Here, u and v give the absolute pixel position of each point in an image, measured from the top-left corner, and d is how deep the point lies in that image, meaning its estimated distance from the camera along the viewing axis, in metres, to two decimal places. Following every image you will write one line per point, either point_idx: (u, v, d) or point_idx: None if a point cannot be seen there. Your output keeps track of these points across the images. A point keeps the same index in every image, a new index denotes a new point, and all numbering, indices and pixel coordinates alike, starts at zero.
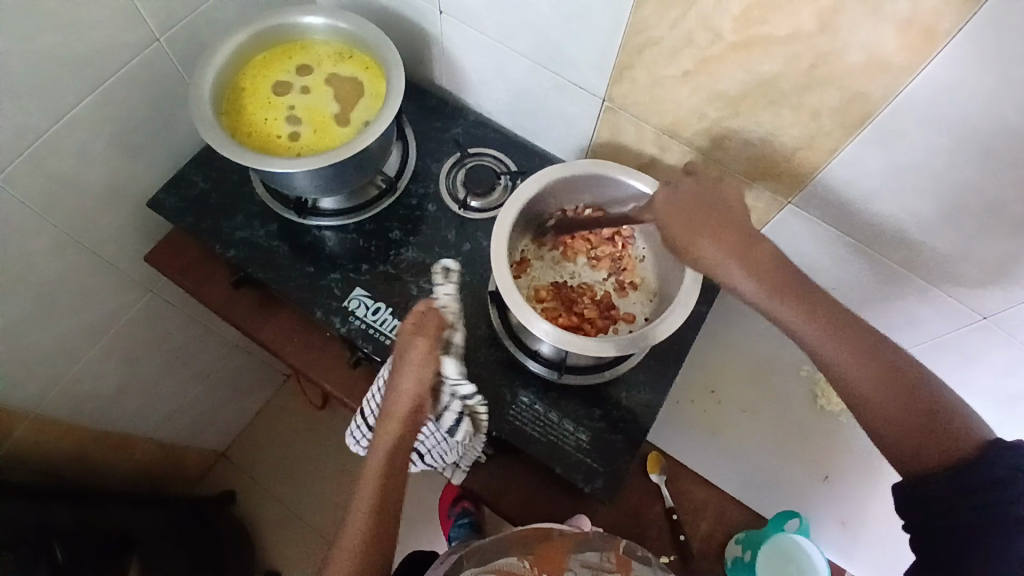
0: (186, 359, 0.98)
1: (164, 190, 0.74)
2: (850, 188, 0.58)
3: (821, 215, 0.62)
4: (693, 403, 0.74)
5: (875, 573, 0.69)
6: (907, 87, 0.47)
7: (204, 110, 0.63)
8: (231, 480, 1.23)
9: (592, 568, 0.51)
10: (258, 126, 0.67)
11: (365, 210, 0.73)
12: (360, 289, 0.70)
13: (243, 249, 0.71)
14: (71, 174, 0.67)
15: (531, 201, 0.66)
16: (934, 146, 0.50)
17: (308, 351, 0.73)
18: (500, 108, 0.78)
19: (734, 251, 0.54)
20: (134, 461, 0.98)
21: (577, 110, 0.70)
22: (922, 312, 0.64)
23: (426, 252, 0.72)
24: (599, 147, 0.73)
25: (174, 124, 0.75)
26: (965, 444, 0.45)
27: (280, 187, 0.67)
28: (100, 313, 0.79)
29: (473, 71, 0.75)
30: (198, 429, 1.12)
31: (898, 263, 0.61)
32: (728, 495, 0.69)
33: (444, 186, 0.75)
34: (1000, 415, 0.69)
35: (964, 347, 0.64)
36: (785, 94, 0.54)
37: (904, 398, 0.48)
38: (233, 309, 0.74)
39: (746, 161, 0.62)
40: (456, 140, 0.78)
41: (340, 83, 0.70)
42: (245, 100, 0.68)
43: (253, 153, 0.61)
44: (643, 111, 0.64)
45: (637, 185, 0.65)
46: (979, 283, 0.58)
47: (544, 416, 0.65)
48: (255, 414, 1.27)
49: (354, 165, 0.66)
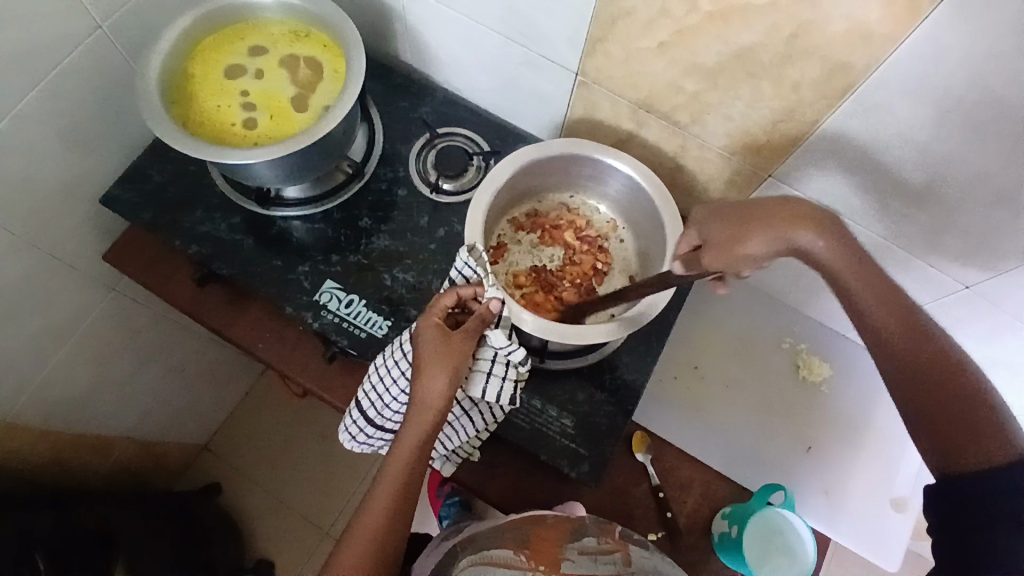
0: (158, 356, 0.94)
1: (118, 185, 0.70)
2: (832, 161, 0.56)
3: (802, 188, 0.61)
4: (676, 381, 0.74)
5: (858, 538, 0.70)
6: (891, 57, 0.46)
7: (152, 100, 0.59)
8: (215, 473, 1.21)
9: (588, 555, 0.51)
10: (212, 115, 0.63)
11: (333, 197, 0.70)
12: (332, 281, 0.67)
13: (206, 245, 0.68)
14: (14, 174, 0.62)
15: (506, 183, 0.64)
16: (917, 118, 0.49)
17: (281, 347, 0.71)
18: (469, 85, 0.75)
19: (781, 209, 0.51)
20: (113, 462, 0.96)
21: (549, 86, 0.67)
22: (903, 282, 0.64)
23: (399, 240, 0.69)
24: (573, 123, 0.71)
25: (122, 114, 0.70)
26: (998, 442, 0.42)
27: (241, 179, 0.64)
28: (63, 316, 0.75)
29: (439, 47, 0.72)
30: (178, 426, 1.09)
31: (879, 235, 0.61)
32: (714, 470, 0.70)
33: (415, 169, 0.72)
34: None
35: (944, 314, 0.65)
36: (765, 66, 0.52)
37: (943, 384, 0.45)
38: (200, 307, 0.71)
39: (725, 136, 0.60)
40: (424, 120, 0.75)
41: (297, 65, 0.66)
42: (195, 86, 0.64)
43: (208, 145, 0.58)
44: (618, 85, 0.62)
45: (614, 164, 0.63)
46: (960, 252, 0.57)
47: (527, 403, 0.64)
48: (235, 405, 1.25)
49: (317, 152, 0.63)
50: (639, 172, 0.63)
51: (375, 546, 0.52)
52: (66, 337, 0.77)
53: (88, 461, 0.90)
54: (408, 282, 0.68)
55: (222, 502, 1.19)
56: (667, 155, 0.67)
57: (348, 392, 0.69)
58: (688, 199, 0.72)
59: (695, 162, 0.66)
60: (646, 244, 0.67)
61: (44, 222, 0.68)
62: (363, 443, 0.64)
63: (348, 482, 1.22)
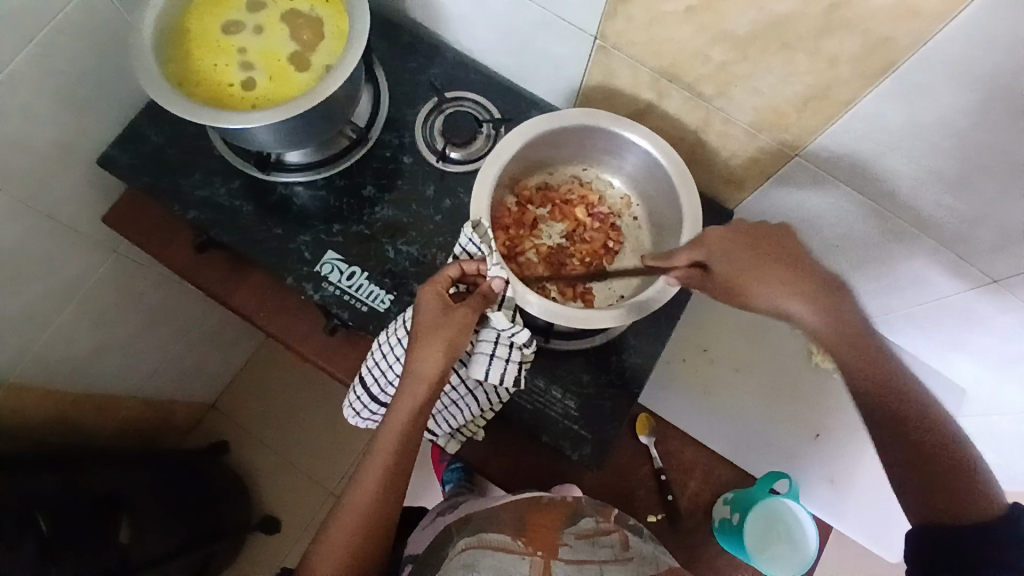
0: (162, 318, 0.94)
1: (115, 146, 0.68)
2: (865, 143, 0.53)
3: (830, 171, 0.57)
4: (684, 362, 0.72)
5: (859, 528, 0.69)
6: (937, 35, 0.42)
7: (144, 57, 0.55)
8: (223, 431, 1.23)
9: (586, 539, 0.51)
10: (209, 74, 0.60)
11: (335, 163, 0.67)
12: (334, 252, 0.65)
13: (205, 210, 0.66)
14: (8, 133, 0.60)
15: (515, 155, 0.60)
16: (960, 101, 0.45)
17: (283, 316, 0.69)
18: (481, 46, 0.71)
19: (767, 275, 0.50)
20: (120, 420, 0.97)
21: (566, 50, 0.63)
22: (929, 273, 0.62)
23: (404, 210, 0.67)
24: (590, 90, 0.67)
25: (118, 70, 0.67)
26: (981, 506, 0.45)
27: (240, 143, 0.61)
28: (64, 278, 0.75)
29: (450, 4, 0.67)
30: (184, 385, 1.10)
31: (908, 222, 0.58)
32: (718, 454, 0.69)
33: (422, 135, 0.69)
34: (996, 373, 0.68)
35: (968, 308, 0.62)
36: (800, 37, 0.48)
37: (920, 452, 0.47)
38: (201, 273, 0.70)
39: (752, 111, 0.56)
40: (432, 83, 0.71)
41: (298, 21, 0.62)
42: (191, 42, 0.60)
43: (204, 107, 0.55)
44: (640, 52, 0.58)
45: (632, 138, 0.60)
46: (993, 245, 0.54)
47: (531, 383, 0.63)
48: (241, 365, 1.25)
49: (319, 117, 0.60)
50: (654, 146, 0.59)
51: (366, 516, 0.53)
52: (68, 299, 0.76)
53: (95, 420, 0.91)
54: (411, 254, 0.66)
55: (229, 459, 1.21)
56: (688, 129, 0.64)
57: (350, 365, 0.68)
58: (706, 176, 0.68)
59: (718, 137, 0.62)
60: (660, 224, 0.64)
61: (41, 183, 0.66)
62: (366, 419, 0.63)
63: (353, 444, 1.23)
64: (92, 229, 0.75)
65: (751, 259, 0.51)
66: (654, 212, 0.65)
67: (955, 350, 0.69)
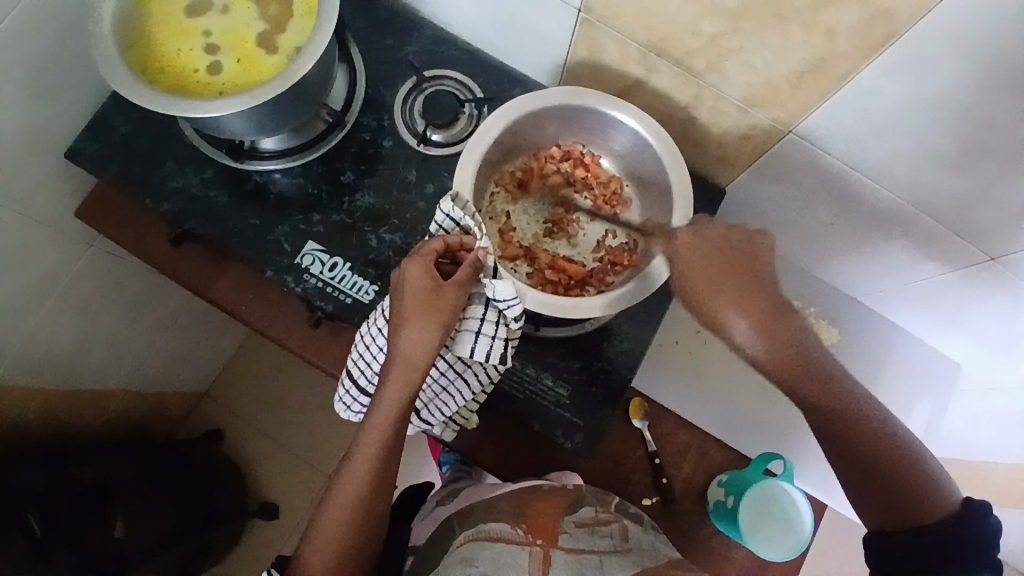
0: (145, 311, 0.92)
1: (82, 137, 0.65)
2: (862, 119, 0.51)
3: (824, 149, 0.55)
4: (677, 345, 0.71)
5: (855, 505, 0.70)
6: (939, 6, 0.40)
7: (103, 45, 0.52)
8: (218, 419, 1.23)
9: (586, 527, 0.50)
10: (172, 59, 0.57)
11: (313, 149, 0.65)
12: (314, 243, 0.63)
13: (178, 202, 0.64)
14: None
15: (499, 139, 0.58)
16: (962, 73, 0.43)
17: (265, 309, 0.68)
18: (460, 20, 0.67)
19: (736, 296, 0.50)
20: (110, 412, 0.95)
21: (549, 23, 0.60)
22: (926, 252, 0.60)
23: (385, 197, 0.64)
24: (575, 65, 0.64)
25: (78, 56, 0.64)
26: (938, 509, 0.47)
27: (211, 131, 0.58)
28: (41, 275, 0.72)
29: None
30: (175, 375, 1.09)
31: (905, 200, 0.56)
32: (712, 436, 0.68)
33: (401, 117, 0.66)
34: (992, 350, 0.67)
35: (964, 285, 0.61)
36: (795, 8, 0.45)
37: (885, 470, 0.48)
38: (179, 267, 0.68)
39: (744, 86, 0.54)
40: (411, 61, 0.68)
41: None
42: (151, 25, 0.57)
43: (168, 96, 0.52)
44: (626, 25, 0.55)
45: (620, 118, 0.58)
46: (991, 223, 0.53)
47: (521, 372, 0.61)
48: (233, 352, 1.24)
49: (292, 101, 0.57)
50: (645, 125, 0.57)
51: (362, 503, 0.52)
52: (46, 296, 0.74)
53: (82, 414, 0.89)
54: (395, 243, 0.64)
55: (223, 448, 1.21)
56: (678, 105, 0.61)
57: (337, 357, 0.67)
58: (698, 153, 0.66)
59: (709, 112, 0.60)
60: (652, 205, 0.62)
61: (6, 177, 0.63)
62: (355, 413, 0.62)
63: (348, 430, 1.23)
64: (66, 222, 0.72)
65: (706, 279, 0.51)
66: (645, 193, 0.63)
67: (951, 327, 0.68)
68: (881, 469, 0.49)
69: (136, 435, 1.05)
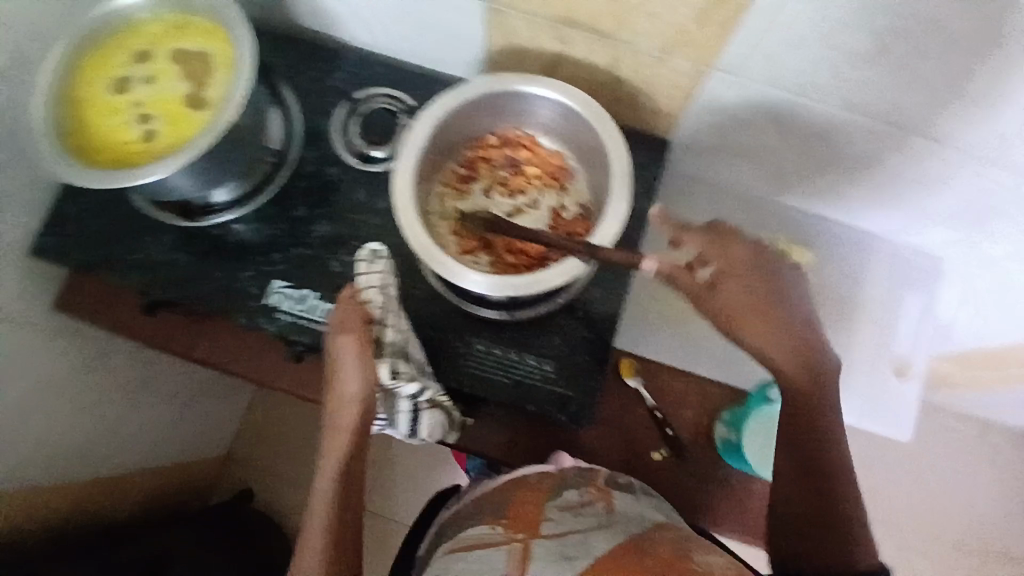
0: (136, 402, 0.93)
1: (44, 232, 0.66)
2: (772, 37, 0.52)
3: (748, 74, 0.57)
4: (657, 298, 0.72)
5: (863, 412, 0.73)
6: None
7: (41, 142, 0.54)
8: (243, 477, 1.23)
9: (568, 509, 0.51)
10: (108, 139, 0.58)
11: (261, 193, 0.66)
12: (279, 281, 0.64)
13: (141, 273, 0.65)
14: None
15: (431, 141, 0.60)
16: None
17: (247, 361, 0.70)
18: (380, 37, 0.69)
19: (767, 318, 0.51)
20: (137, 491, 1.01)
21: (460, 18, 0.61)
22: (881, 150, 0.62)
23: (341, 223, 0.66)
24: (497, 53, 0.65)
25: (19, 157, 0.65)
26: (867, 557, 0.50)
27: (161, 198, 0.60)
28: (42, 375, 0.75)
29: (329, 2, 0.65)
30: (194, 446, 1.11)
31: (836, 108, 0.57)
32: (713, 380, 0.69)
33: (338, 141, 0.68)
34: (970, 231, 0.69)
35: (923, 172, 0.62)
36: None
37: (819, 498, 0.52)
38: (159, 334, 0.70)
39: (660, 34, 0.55)
40: (339, 86, 0.70)
41: (187, 60, 0.60)
42: (84, 112, 0.59)
43: (103, 173, 0.53)
44: (531, 5, 0.56)
45: (542, 92, 0.59)
46: (921, 106, 0.55)
47: (502, 356, 0.62)
48: (246, 411, 1.25)
49: (229, 147, 0.58)
50: (574, 104, 0.59)
51: (323, 568, 0.56)
52: (51, 394, 0.77)
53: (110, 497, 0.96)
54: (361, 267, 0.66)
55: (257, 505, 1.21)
56: (601, 69, 0.62)
57: None
58: (634, 112, 0.67)
59: (631, 69, 0.61)
60: (594, 168, 0.64)
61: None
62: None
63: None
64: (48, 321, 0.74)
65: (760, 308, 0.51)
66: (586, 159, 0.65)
67: (918, 218, 0.70)
68: (845, 518, 0.52)
69: (165, 504, 1.10)
